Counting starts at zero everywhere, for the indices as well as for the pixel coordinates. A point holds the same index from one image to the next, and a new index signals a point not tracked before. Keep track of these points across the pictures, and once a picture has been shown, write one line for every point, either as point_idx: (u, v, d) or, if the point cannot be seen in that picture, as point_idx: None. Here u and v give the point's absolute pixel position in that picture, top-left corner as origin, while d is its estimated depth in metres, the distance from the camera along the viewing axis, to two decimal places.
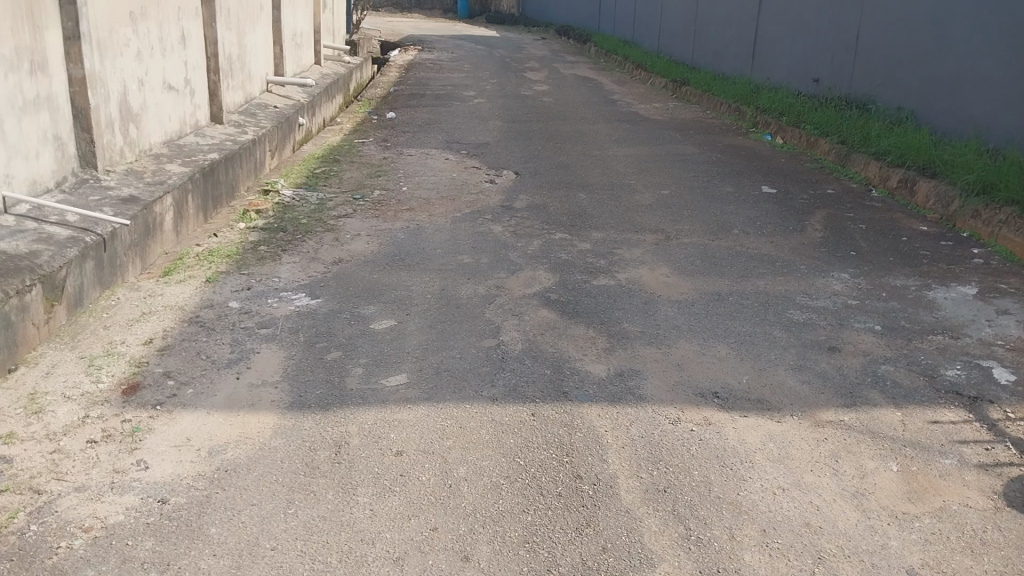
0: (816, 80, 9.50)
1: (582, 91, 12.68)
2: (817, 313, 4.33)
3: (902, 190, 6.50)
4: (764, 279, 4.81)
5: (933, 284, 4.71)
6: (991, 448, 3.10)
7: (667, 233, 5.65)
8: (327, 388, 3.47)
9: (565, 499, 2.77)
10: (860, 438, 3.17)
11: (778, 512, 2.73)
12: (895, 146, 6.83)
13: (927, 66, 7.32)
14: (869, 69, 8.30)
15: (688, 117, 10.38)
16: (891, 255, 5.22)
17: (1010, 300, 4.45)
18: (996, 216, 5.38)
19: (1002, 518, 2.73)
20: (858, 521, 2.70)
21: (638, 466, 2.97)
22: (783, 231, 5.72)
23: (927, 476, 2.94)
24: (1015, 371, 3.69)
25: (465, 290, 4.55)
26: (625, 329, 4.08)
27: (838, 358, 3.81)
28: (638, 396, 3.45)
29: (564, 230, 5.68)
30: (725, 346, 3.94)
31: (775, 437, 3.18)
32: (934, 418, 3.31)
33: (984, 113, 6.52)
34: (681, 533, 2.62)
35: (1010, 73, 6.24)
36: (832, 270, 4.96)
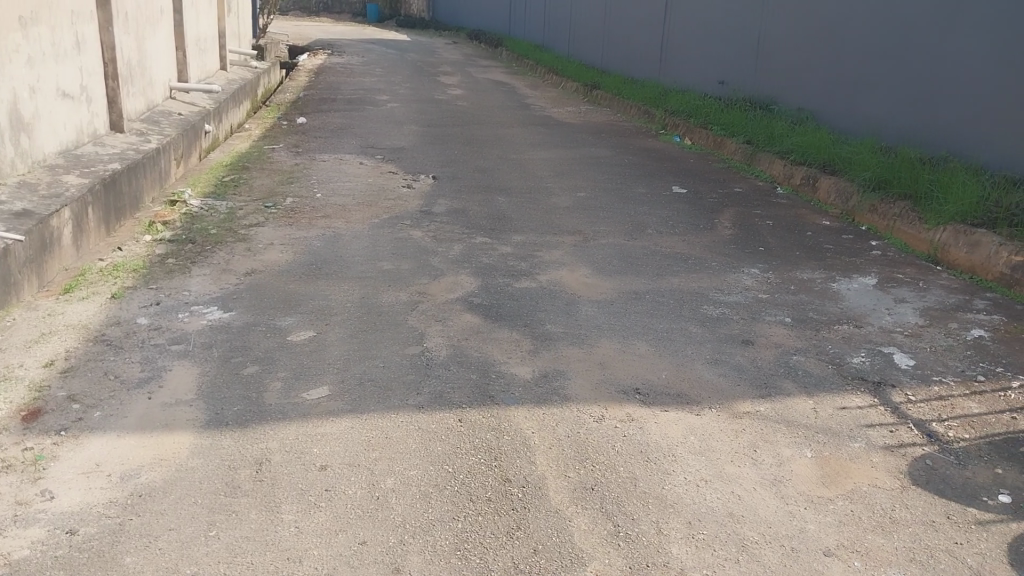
0: (721, 82, 9.82)
1: (497, 95, 12.74)
2: (731, 307, 4.46)
3: (805, 187, 6.78)
4: (679, 277, 4.93)
5: (837, 277, 4.93)
6: (895, 430, 3.27)
7: (585, 235, 5.73)
8: (245, 404, 3.37)
9: (495, 504, 2.77)
10: (776, 427, 3.29)
11: (702, 503, 2.80)
12: (799, 145, 7.12)
13: (826, 68, 7.66)
14: (772, 71, 8.63)
15: (601, 120, 10.57)
16: (797, 250, 5.43)
17: (907, 289, 4.70)
18: (892, 209, 5.67)
19: (909, 496, 2.87)
20: (777, 507, 2.80)
21: (564, 465, 2.99)
22: (695, 230, 5.88)
23: (839, 460, 3.08)
24: (914, 355, 3.90)
25: (386, 298, 4.49)
26: (549, 330, 4.12)
27: (752, 351, 3.94)
28: (564, 396, 3.48)
29: (484, 233, 5.69)
30: (645, 343, 4.02)
31: (696, 430, 3.26)
32: (844, 404, 3.47)
33: (878, 113, 6.87)
34: (610, 531, 2.65)
35: (902, 73, 6.58)
36: (743, 266, 5.13)
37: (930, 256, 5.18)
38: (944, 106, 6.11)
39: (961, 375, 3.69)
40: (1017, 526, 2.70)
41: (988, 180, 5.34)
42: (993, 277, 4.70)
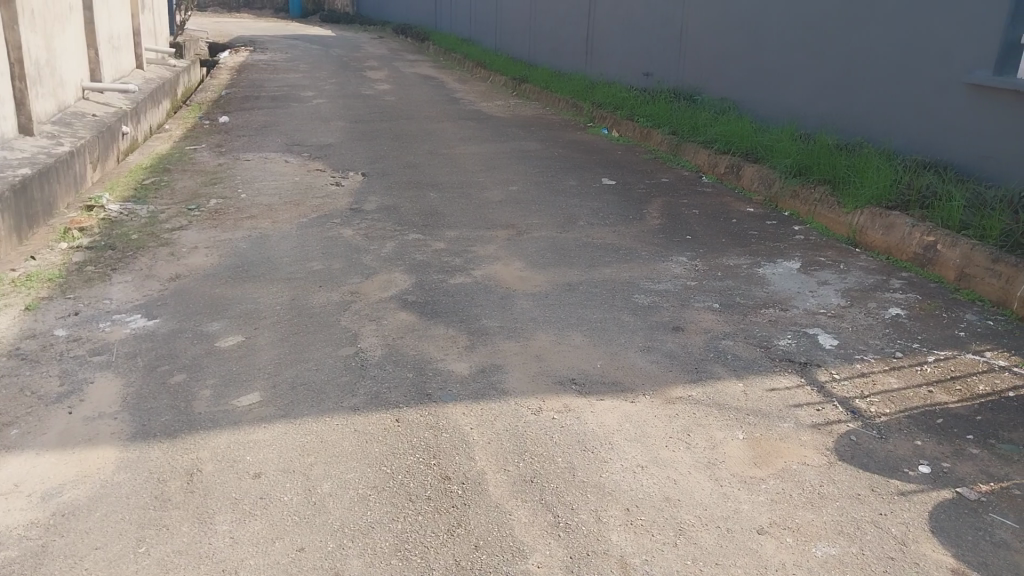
0: (646, 74, 9.96)
1: (425, 90, 12.65)
2: (662, 295, 4.54)
3: (729, 176, 6.94)
4: (611, 267, 4.99)
5: (762, 262, 5.07)
6: (822, 408, 3.38)
7: (518, 229, 5.74)
8: (173, 414, 3.26)
9: (435, 502, 2.75)
10: (708, 411, 3.37)
11: (639, 489, 2.85)
12: (722, 135, 7.28)
13: (746, 59, 7.84)
14: (695, 62, 8.79)
15: (530, 113, 10.61)
16: (724, 237, 5.56)
17: (829, 271, 4.86)
18: (812, 195, 5.85)
19: (836, 471, 2.97)
20: (712, 490, 2.86)
21: (504, 459, 3.00)
22: (625, 221, 5.96)
23: (770, 440, 3.16)
24: (837, 335, 4.04)
25: (317, 299, 4.41)
26: (485, 325, 4.11)
27: (683, 337, 4.02)
28: (501, 390, 3.48)
29: (416, 230, 5.64)
30: (580, 334, 4.05)
31: (631, 417, 3.31)
32: (772, 385, 3.57)
33: (797, 102, 7.08)
34: (549, 522, 2.67)
35: (817, 62, 6.78)
36: (672, 254, 5.22)
37: (848, 239, 5.36)
38: (859, 94, 6.31)
39: (881, 353, 3.84)
40: (936, 494, 2.83)
41: (900, 164, 5.55)
42: (908, 258, 4.90)
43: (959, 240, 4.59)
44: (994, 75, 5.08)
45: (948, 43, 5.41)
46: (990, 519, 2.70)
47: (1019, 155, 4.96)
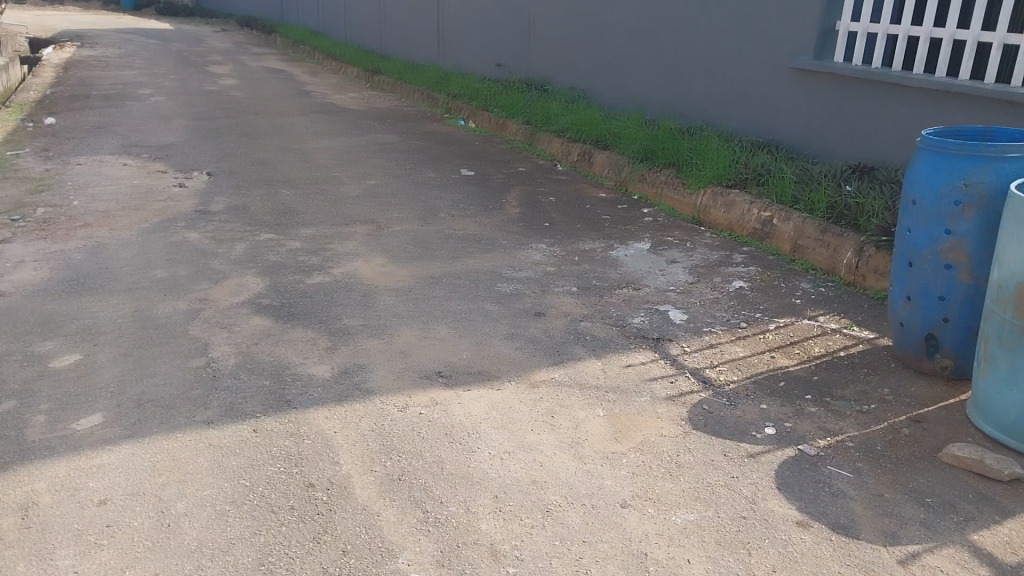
0: (498, 64, 10.03)
1: (274, 84, 12.19)
2: (523, 283, 4.60)
3: (582, 162, 7.12)
4: (472, 258, 5.00)
5: (615, 244, 5.23)
6: (675, 380, 3.55)
7: (377, 223, 5.65)
8: (2, 445, 2.99)
9: (299, 511, 2.67)
10: (571, 392, 3.45)
11: (507, 476, 2.88)
12: (573, 123, 7.46)
13: (592, 48, 8.05)
14: (544, 52, 8.93)
15: (385, 106, 10.45)
16: (579, 223, 5.70)
17: (678, 250, 5.09)
18: (659, 177, 6.10)
19: (690, 440, 3.12)
20: (576, 468, 2.93)
21: (370, 460, 2.95)
22: (484, 211, 5.99)
23: (629, 415, 3.28)
24: (686, 310, 4.24)
25: (163, 309, 4.17)
26: (345, 325, 4.02)
27: (544, 322, 4.09)
28: (365, 390, 3.42)
29: (269, 230, 5.44)
30: (444, 326, 4.04)
31: (497, 405, 3.34)
32: (629, 362, 3.70)
33: (642, 90, 7.34)
34: (419, 518, 2.65)
35: (658, 50, 7.05)
36: (531, 242, 5.30)
37: (694, 218, 5.63)
38: (697, 80, 6.62)
39: (727, 324, 4.07)
40: (780, 453, 3.03)
41: (737, 145, 5.88)
42: (748, 233, 5.20)
43: (792, 215, 4.92)
44: (814, 60, 5.46)
45: (772, 30, 5.76)
46: (828, 471, 2.92)
47: (840, 134, 5.36)
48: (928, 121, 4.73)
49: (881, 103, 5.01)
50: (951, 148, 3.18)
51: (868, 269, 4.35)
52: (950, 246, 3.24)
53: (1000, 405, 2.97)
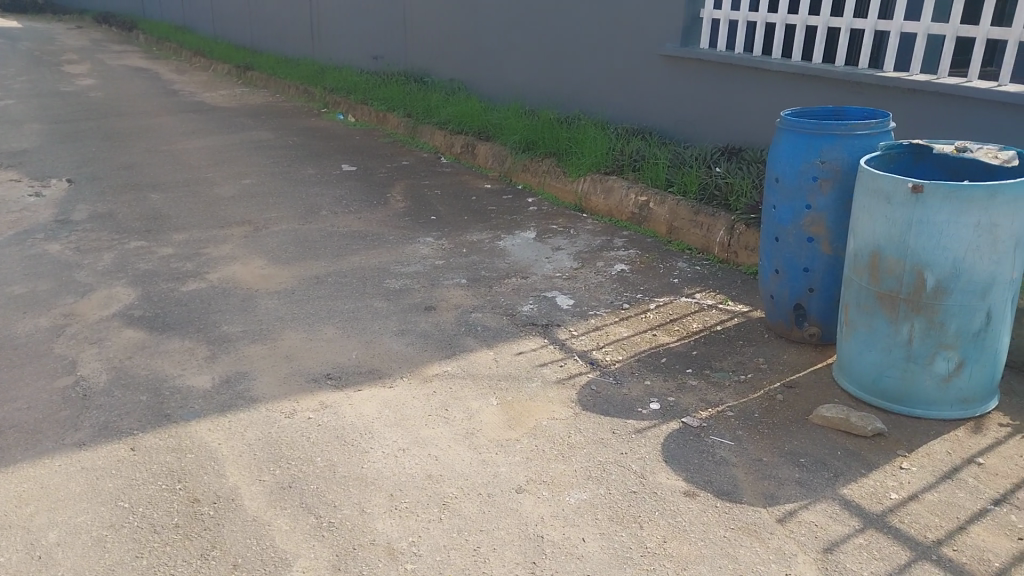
0: (375, 57, 9.87)
1: (138, 83, 11.56)
2: (411, 277, 4.56)
3: (465, 154, 7.12)
4: (358, 255, 4.92)
5: (502, 235, 5.27)
6: (565, 364, 3.61)
7: (256, 224, 5.46)
8: None
9: (183, 529, 2.56)
10: (464, 383, 3.45)
11: (401, 473, 2.85)
12: (454, 115, 7.44)
13: (469, 39, 8.04)
14: (422, 44, 8.86)
15: (259, 102, 10.11)
16: (465, 214, 5.71)
17: (562, 237, 5.18)
18: (541, 166, 6.18)
19: (581, 421, 3.19)
20: (472, 459, 2.95)
21: (258, 469, 2.86)
22: (368, 206, 5.90)
23: (521, 402, 3.32)
24: (573, 295, 4.32)
25: (23, 327, 3.89)
26: (226, 332, 3.87)
27: (434, 316, 4.07)
28: (250, 397, 3.31)
29: (138, 237, 5.16)
30: (330, 327, 3.96)
31: (389, 403, 3.30)
32: (519, 350, 3.74)
33: (520, 80, 7.40)
34: (312, 524, 2.59)
35: (533, 40, 7.12)
36: (417, 236, 5.27)
37: (576, 205, 5.74)
38: (572, 69, 6.73)
39: (612, 306, 4.18)
40: (666, 427, 3.14)
41: (613, 133, 6.03)
42: (627, 218, 5.35)
43: (668, 198, 5.10)
44: (681, 47, 5.65)
45: (641, 19, 5.93)
46: (710, 441, 3.05)
47: (708, 117, 5.58)
48: (787, 103, 4.99)
49: (745, 86, 5.24)
50: (808, 128, 3.36)
51: (739, 246, 4.57)
52: (810, 220, 3.45)
53: (861, 366, 3.19)
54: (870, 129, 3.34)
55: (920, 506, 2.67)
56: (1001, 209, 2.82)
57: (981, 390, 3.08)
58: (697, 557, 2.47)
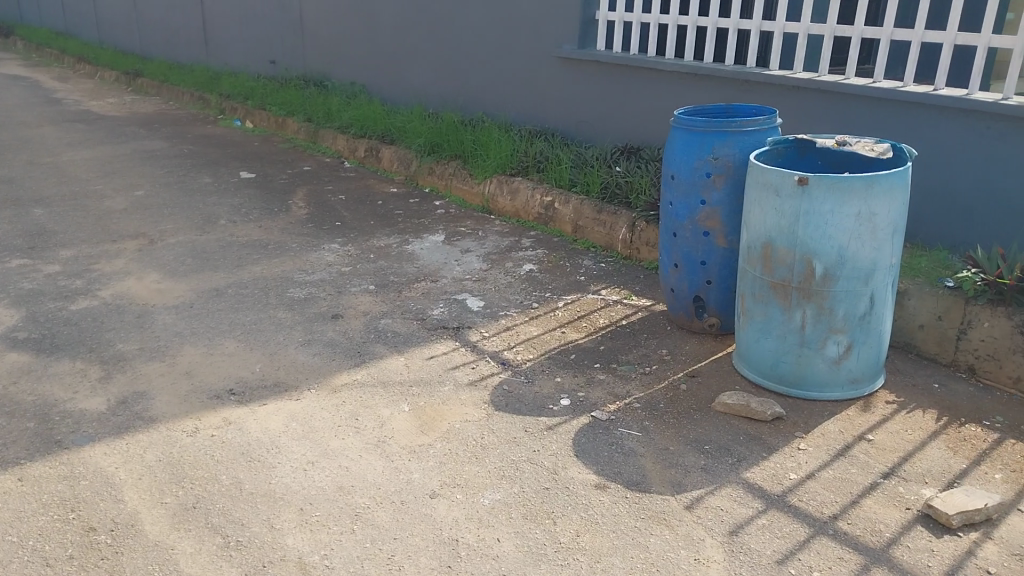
0: (272, 62, 9.62)
1: (15, 92, 10.91)
2: (316, 286, 4.47)
3: (369, 158, 7.04)
4: (260, 264, 4.79)
5: (409, 239, 5.23)
6: (476, 366, 3.62)
7: (150, 237, 5.24)
8: None
9: (79, 560, 2.43)
10: (373, 391, 3.41)
11: (311, 486, 2.80)
12: (356, 119, 7.33)
13: (368, 42, 7.94)
14: (320, 48, 8.70)
15: (151, 110, 9.71)
16: (371, 220, 5.64)
17: (470, 239, 5.18)
18: (446, 169, 6.16)
19: (494, 421, 3.20)
20: (384, 467, 2.91)
21: (158, 492, 2.74)
22: (269, 214, 5.75)
23: (433, 407, 3.30)
24: (482, 297, 4.33)
25: None
26: (120, 351, 3.70)
27: (341, 324, 4.01)
28: (148, 418, 3.18)
29: (20, 255, 4.87)
30: (233, 340, 3.84)
31: (297, 415, 3.23)
32: (430, 354, 3.72)
33: (421, 83, 7.36)
34: (218, 545, 2.51)
35: (433, 43, 7.09)
36: (322, 243, 5.17)
37: (483, 207, 5.76)
38: (473, 71, 6.74)
39: (521, 306, 4.21)
40: (576, 422, 3.19)
41: (516, 134, 6.08)
42: (534, 218, 5.41)
43: (571, 197, 5.17)
44: (578, 49, 5.74)
45: (539, 22, 6.00)
46: (620, 433, 3.11)
47: (608, 117, 5.69)
48: (681, 101, 5.14)
49: (641, 86, 5.37)
50: (700, 126, 3.48)
51: (641, 243, 4.68)
52: (706, 215, 3.57)
53: (758, 353, 3.33)
54: (757, 125, 3.48)
55: (817, 484, 2.80)
56: (878, 198, 2.99)
57: (868, 370, 3.26)
58: (610, 548, 2.51)
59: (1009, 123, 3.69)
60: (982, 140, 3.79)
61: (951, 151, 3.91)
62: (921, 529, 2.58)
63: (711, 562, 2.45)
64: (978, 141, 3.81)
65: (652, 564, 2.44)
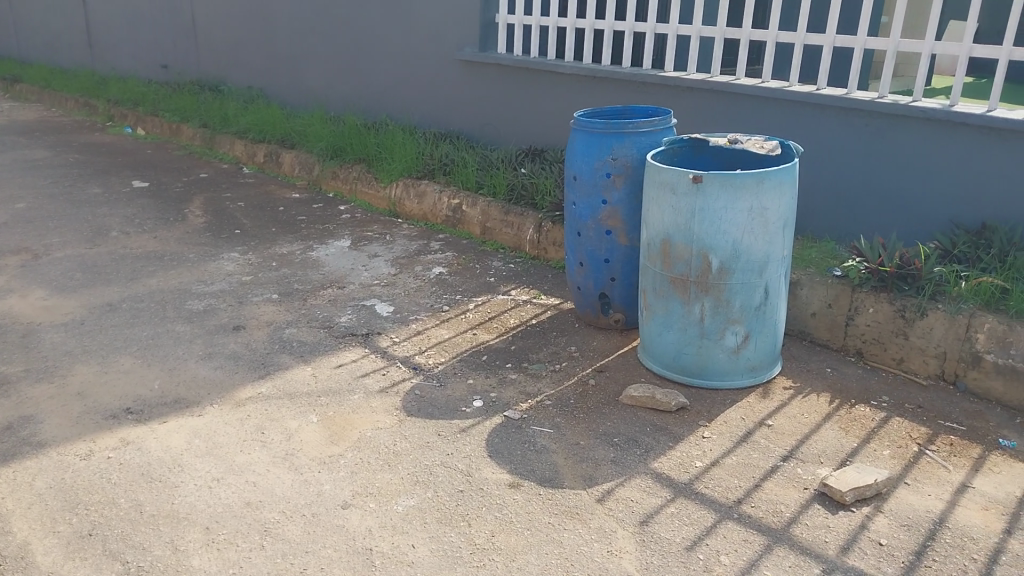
0: (163, 66, 9.26)
1: None
2: (216, 297, 4.33)
3: (269, 164, 6.86)
4: (156, 276, 4.60)
5: (314, 245, 5.13)
6: (387, 372, 3.58)
7: (34, 252, 4.96)
8: None
9: None
10: (280, 403, 3.33)
11: (217, 504, 2.71)
12: (254, 124, 7.14)
13: (264, 46, 7.74)
14: (214, 51, 8.43)
15: (31, 118, 9.18)
16: (273, 227, 5.50)
17: (377, 244, 5.12)
18: (350, 173, 6.08)
19: (407, 427, 3.18)
20: (293, 480, 2.85)
21: (50, 521, 2.60)
22: (165, 224, 5.53)
23: (343, 416, 3.25)
24: (391, 302, 4.29)
25: None
26: (3, 374, 3.49)
27: (244, 335, 3.89)
28: (37, 443, 3.00)
29: None
30: (128, 357, 3.67)
31: (200, 431, 3.12)
32: (338, 362, 3.66)
33: (321, 87, 7.23)
34: (118, 572, 2.40)
35: (332, 46, 6.98)
36: (221, 252, 5.00)
37: (390, 211, 5.71)
38: (374, 74, 6.67)
39: (430, 310, 4.19)
40: (489, 423, 3.20)
41: (420, 137, 6.05)
42: (441, 221, 5.40)
43: (478, 200, 5.18)
44: (479, 52, 5.77)
45: (439, 24, 5.99)
46: (532, 431, 3.14)
47: (511, 119, 5.74)
48: (581, 102, 5.23)
49: (542, 88, 5.44)
50: (598, 127, 3.56)
51: (548, 243, 4.74)
52: (608, 214, 3.65)
53: (661, 346, 3.43)
54: (653, 126, 3.58)
55: (721, 470, 2.90)
56: (768, 193, 3.12)
57: (765, 358, 3.40)
58: (525, 546, 2.53)
59: (884, 119, 3.92)
60: (862, 137, 4.01)
61: (834, 147, 4.12)
62: (818, 506, 2.71)
63: (623, 552, 2.51)
64: (857, 137, 4.03)
65: (567, 559, 2.47)
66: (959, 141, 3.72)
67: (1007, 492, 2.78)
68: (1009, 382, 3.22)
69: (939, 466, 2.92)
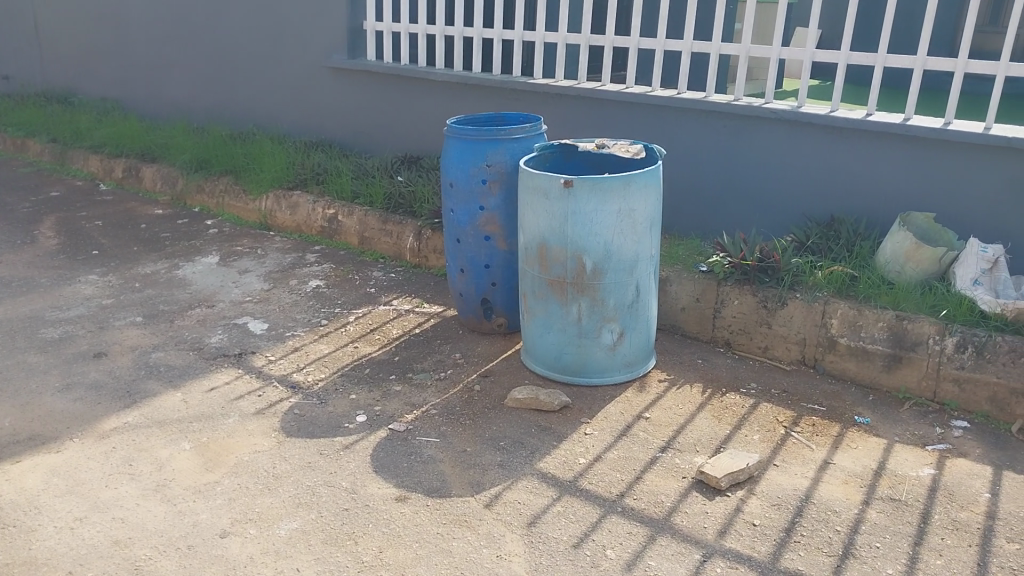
0: (3, 77, 8.59)
1: None
2: (73, 323, 4.05)
3: (129, 179, 6.49)
4: (2, 305, 4.26)
5: (180, 263, 4.89)
6: (263, 393, 3.45)
7: None
8: None
9: None
10: (148, 433, 3.15)
11: (81, 545, 2.53)
12: (110, 137, 6.74)
13: (118, 54, 7.33)
14: (62, 61, 7.90)
15: None
16: (134, 245, 5.20)
17: (249, 259, 4.95)
18: (217, 186, 5.83)
19: (286, 447, 3.08)
20: (166, 512, 2.70)
21: None
22: (12, 248, 5.13)
23: (217, 441, 3.11)
24: (265, 319, 4.15)
25: None
26: None
27: (106, 363, 3.66)
28: None
29: None
30: None
31: (58, 469, 2.91)
32: (210, 385, 3.50)
33: (183, 97, 6.91)
34: None
35: (193, 54, 6.69)
36: (77, 275, 4.69)
37: (262, 224, 5.52)
38: (239, 83, 6.44)
39: (308, 325, 4.08)
40: (373, 437, 3.15)
41: (291, 147, 5.89)
42: (317, 232, 5.27)
43: (354, 210, 5.09)
44: (349, 59, 5.67)
45: (306, 32, 5.86)
46: (417, 442, 3.11)
47: (384, 126, 5.68)
48: (454, 109, 5.24)
49: (414, 96, 5.41)
50: (471, 134, 3.57)
51: (428, 250, 4.72)
52: (485, 220, 3.67)
53: (542, 346, 3.48)
54: (525, 132, 3.63)
55: (605, 465, 2.97)
56: (636, 194, 3.22)
57: (641, 352, 3.51)
58: (414, 558, 2.51)
59: (740, 121, 4.14)
60: (722, 138, 4.22)
61: (697, 148, 4.31)
62: (696, 494, 2.82)
63: (512, 556, 2.52)
64: (717, 138, 4.23)
65: (456, 568, 2.47)
66: (808, 140, 3.97)
67: (864, 465, 2.99)
68: (861, 362, 3.47)
69: (804, 446, 3.11)
